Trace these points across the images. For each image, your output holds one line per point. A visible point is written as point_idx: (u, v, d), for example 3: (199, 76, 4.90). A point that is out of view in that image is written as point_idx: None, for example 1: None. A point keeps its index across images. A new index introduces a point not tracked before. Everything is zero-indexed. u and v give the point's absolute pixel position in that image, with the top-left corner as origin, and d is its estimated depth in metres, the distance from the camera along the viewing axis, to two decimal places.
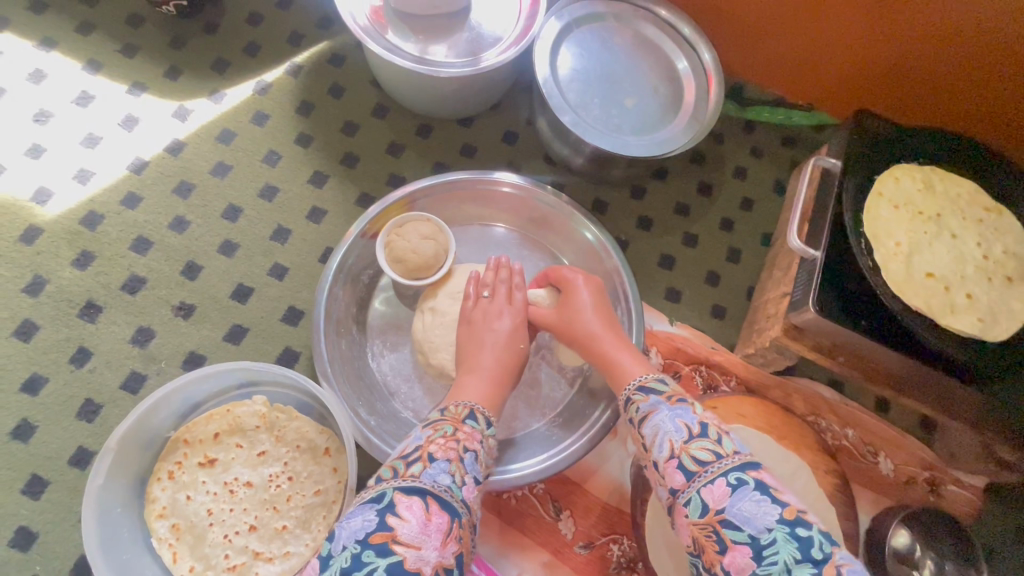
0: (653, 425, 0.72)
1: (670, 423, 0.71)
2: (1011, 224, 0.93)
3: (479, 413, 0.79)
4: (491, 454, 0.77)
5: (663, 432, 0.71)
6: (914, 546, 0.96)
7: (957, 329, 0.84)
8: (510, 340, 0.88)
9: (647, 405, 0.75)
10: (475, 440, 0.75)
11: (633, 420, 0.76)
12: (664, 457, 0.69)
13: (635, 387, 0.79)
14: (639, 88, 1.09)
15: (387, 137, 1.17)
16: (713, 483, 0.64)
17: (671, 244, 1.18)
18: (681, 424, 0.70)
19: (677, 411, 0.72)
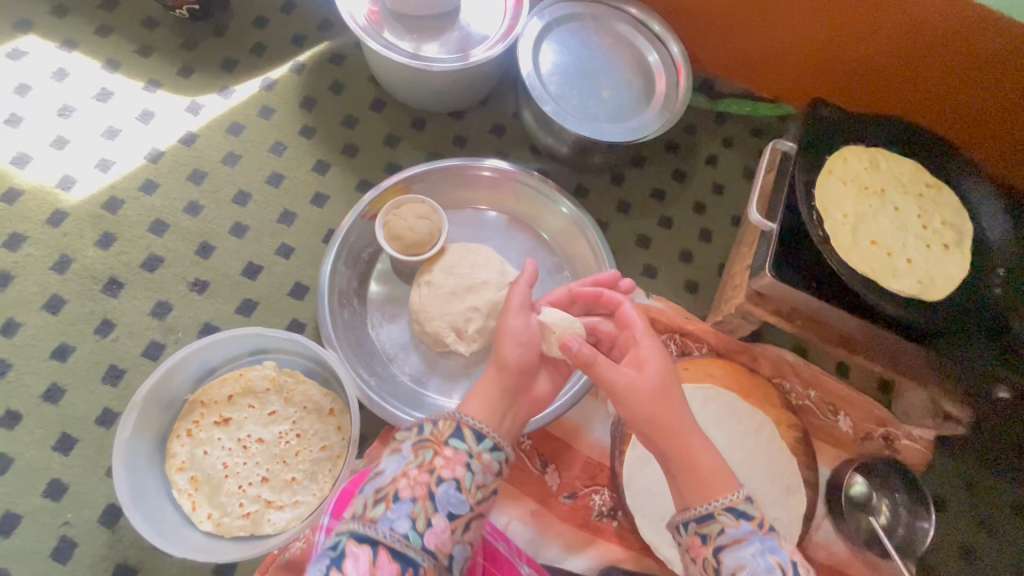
0: (739, 559, 0.66)
1: (762, 561, 0.65)
2: (948, 198, 1.04)
3: (467, 429, 0.75)
4: (487, 471, 0.73)
5: (752, 568, 0.65)
6: (869, 494, 1.06)
7: (898, 290, 0.93)
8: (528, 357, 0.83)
9: (737, 533, 0.67)
10: (457, 465, 0.72)
11: (715, 543, 0.68)
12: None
13: (722, 506, 0.69)
14: (615, 80, 1.19)
15: (385, 129, 1.26)
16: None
17: (648, 225, 1.28)
18: (775, 565, 0.65)
19: (770, 546, 0.66)
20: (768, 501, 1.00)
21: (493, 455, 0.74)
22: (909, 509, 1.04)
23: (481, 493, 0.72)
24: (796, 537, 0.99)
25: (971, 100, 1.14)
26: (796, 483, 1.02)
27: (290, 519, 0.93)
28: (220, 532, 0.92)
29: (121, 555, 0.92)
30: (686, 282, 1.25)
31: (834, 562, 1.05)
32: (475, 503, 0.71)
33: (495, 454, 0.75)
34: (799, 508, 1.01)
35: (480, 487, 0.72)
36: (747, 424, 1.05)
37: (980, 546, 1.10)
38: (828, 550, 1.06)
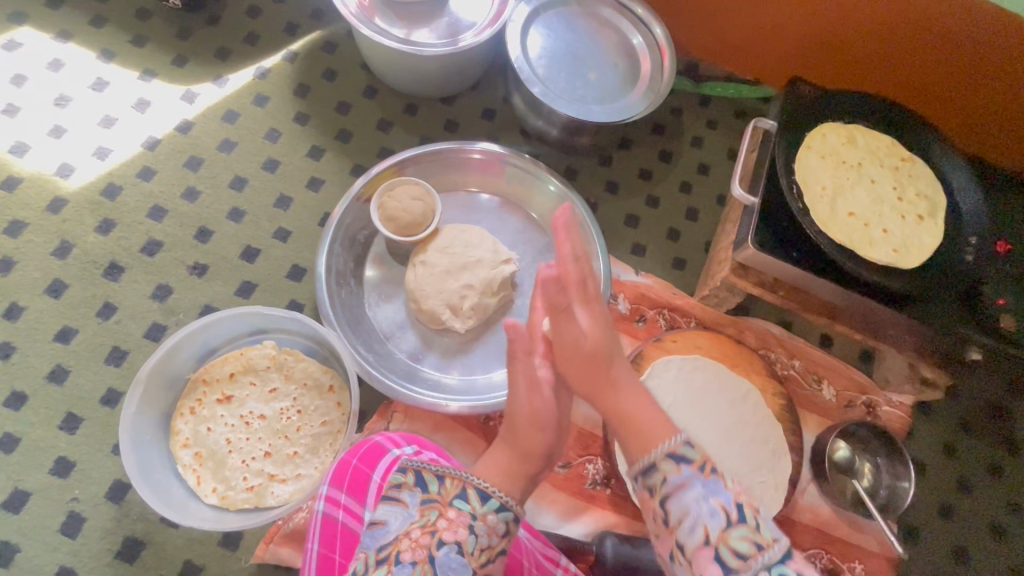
0: (682, 505, 0.58)
1: (704, 507, 0.57)
2: (923, 171, 1.08)
3: (471, 490, 0.70)
4: (493, 533, 0.68)
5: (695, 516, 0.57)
6: (853, 459, 1.10)
7: (874, 258, 0.98)
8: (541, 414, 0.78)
9: (679, 480, 0.59)
10: (459, 527, 0.67)
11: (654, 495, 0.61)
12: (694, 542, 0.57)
13: None
14: (601, 64, 1.22)
15: (377, 115, 1.29)
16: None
17: (636, 205, 1.32)
18: (718, 507, 0.57)
19: (713, 489, 0.58)
20: (754, 465, 1.04)
21: (499, 515, 0.69)
22: (889, 471, 1.08)
23: (485, 556, 0.67)
24: (781, 499, 1.03)
25: (947, 76, 1.18)
26: (781, 447, 1.06)
27: (293, 492, 0.96)
28: (225, 505, 0.95)
29: (129, 529, 0.94)
30: (673, 259, 1.29)
31: (819, 524, 1.09)
32: (479, 567, 0.66)
33: (502, 515, 0.70)
34: (784, 472, 1.05)
35: (485, 550, 0.67)
36: (733, 393, 1.09)
37: (956, 505, 1.15)
38: (813, 512, 1.10)
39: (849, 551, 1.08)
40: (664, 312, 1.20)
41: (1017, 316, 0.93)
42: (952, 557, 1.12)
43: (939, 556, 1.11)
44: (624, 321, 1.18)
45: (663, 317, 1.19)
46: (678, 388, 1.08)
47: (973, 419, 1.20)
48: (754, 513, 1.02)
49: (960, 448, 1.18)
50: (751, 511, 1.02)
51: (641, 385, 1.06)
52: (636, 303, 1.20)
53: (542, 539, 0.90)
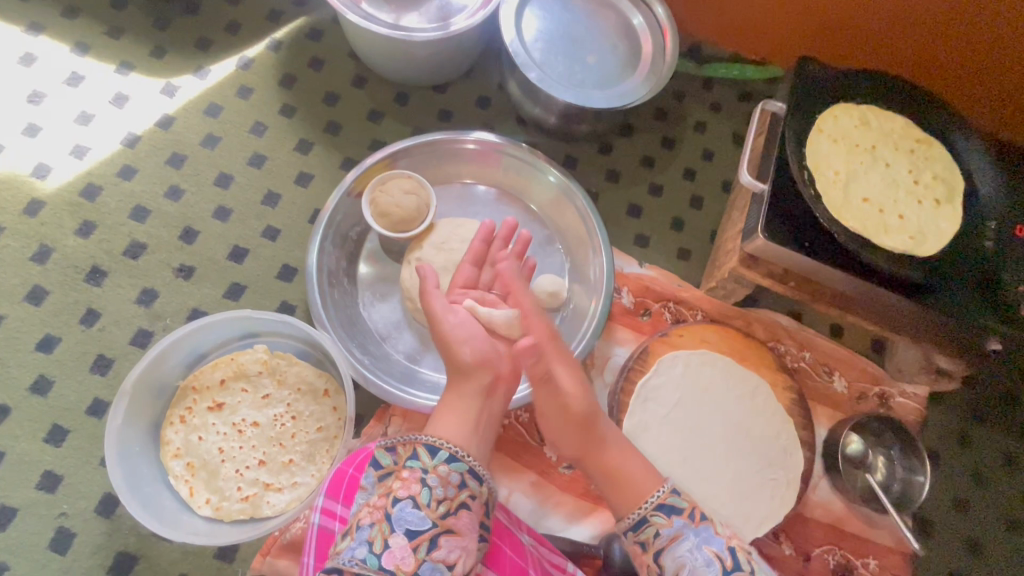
0: (677, 559, 0.66)
1: (697, 556, 0.65)
2: (940, 153, 1.03)
3: (421, 448, 0.69)
4: (449, 484, 0.67)
5: (690, 565, 0.65)
6: (865, 452, 1.08)
7: (888, 246, 0.93)
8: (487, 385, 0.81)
9: (671, 531, 0.68)
10: (412, 483, 0.66)
11: (648, 546, 0.69)
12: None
13: (654, 506, 0.71)
14: (599, 46, 1.16)
15: (367, 105, 1.23)
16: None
17: (638, 194, 1.27)
18: (712, 556, 0.64)
19: (705, 536, 0.66)
20: (765, 463, 1.01)
21: (452, 466, 0.69)
22: (905, 465, 1.04)
23: (445, 508, 0.65)
24: (793, 497, 1.00)
25: (959, 51, 1.13)
26: (792, 443, 1.03)
27: (289, 501, 0.93)
28: (219, 517, 0.91)
29: (120, 544, 0.92)
30: (678, 250, 1.24)
31: (832, 520, 1.06)
32: (438, 519, 0.64)
33: (455, 466, 0.69)
34: (796, 468, 1.01)
35: (442, 501, 0.65)
36: (743, 387, 1.05)
37: (972, 497, 1.12)
38: (826, 508, 1.07)
39: (863, 548, 1.05)
40: (670, 306, 1.16)
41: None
42: (966, 551, 1.09)
43: (954, 550, 1.09)
44: (628, 315, 1.14)
45: (668, 311, 1.16)
46: (684, 386, 1.04)
47: (987, 409, 1.17)
48: (766, 511, 0.99)
49: (974, 438, 1.15)
50: (763, 509, 0.99)
51: (646, 383, 1.02)
52: (641, 296, 1.16)
53: (549, 545, 0.86)
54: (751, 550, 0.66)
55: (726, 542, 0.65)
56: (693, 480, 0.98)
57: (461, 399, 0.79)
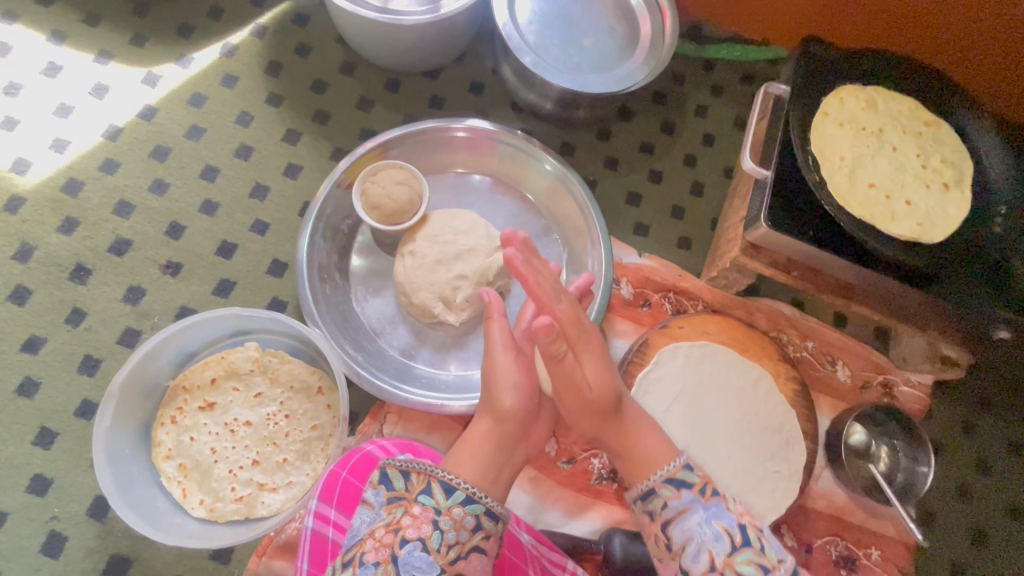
0: (685, 531, 0.67)
1: (707, 529, 0.66)
2: (948, 137, 1.00)
3: (436, 484, 0.67)
4: (461, 528, 0.64)
5: (698, 540, 0.66)
6: (868, 442, 1.07)
7: (897, 234, 0.90)
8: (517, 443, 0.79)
9: (680, 504, 0.69)
10: (424, 523, 0.63)
11: (657, 516, 0.70)
12: (701, 568, 0.64)
13: (662, 480, 0.72)
14: (596, 27, 1.10)
15: (357, 93, 1.20)
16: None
17: (637, 181, 1.24)
18: (721, 531, 0.65)
19: (715, 512, 0.67)
20: (767, 454, 1.00)
21: (467, 508, 0.66)
22: (909, 455, 1.04)
23: (455, 552, 0.63)
24: (795, 489, 0.99)
25: (967, 33, 1.10)
26: (794, 435, 1.01)
27: (284, 501, 0.91)
28: (214, 518, 0.90)
29: (114, 546, 0.90)
30: (679, 238, 1.21)
31: (834, 511, 1.05)
32: (447, 564, 0.61)
33: (470, 508, 0.66)
34: (798, 460, 1.00)
35: (453, 545, 0.63)
36: (746, 379, 1.03)
37: (976, 486, 1.11)
38: (828, 499, 1.06)
39: (866, 538, 1.04)
40: (670, 296, 1.14)
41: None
42: (968, 539, 1.08)
43: (957, 539, 1.08)
44: (627, 306, 1.12)
45: (668, 301, 1.13)
46: (685, 379, 1.02)
47: (992, 396, 1.15)
48: (768, 503, 0.97)
49: (978, 426, 1.14)
50: (765, 502, 0.97)
51: (646, 376, 1.01)
52: (640, 287, 1.13)
53: (549, 542, 0.84)
54: (765, 531, 0.66)
55: (736, 518, 0.66)
56: None
57: (482, 443, 0.76)
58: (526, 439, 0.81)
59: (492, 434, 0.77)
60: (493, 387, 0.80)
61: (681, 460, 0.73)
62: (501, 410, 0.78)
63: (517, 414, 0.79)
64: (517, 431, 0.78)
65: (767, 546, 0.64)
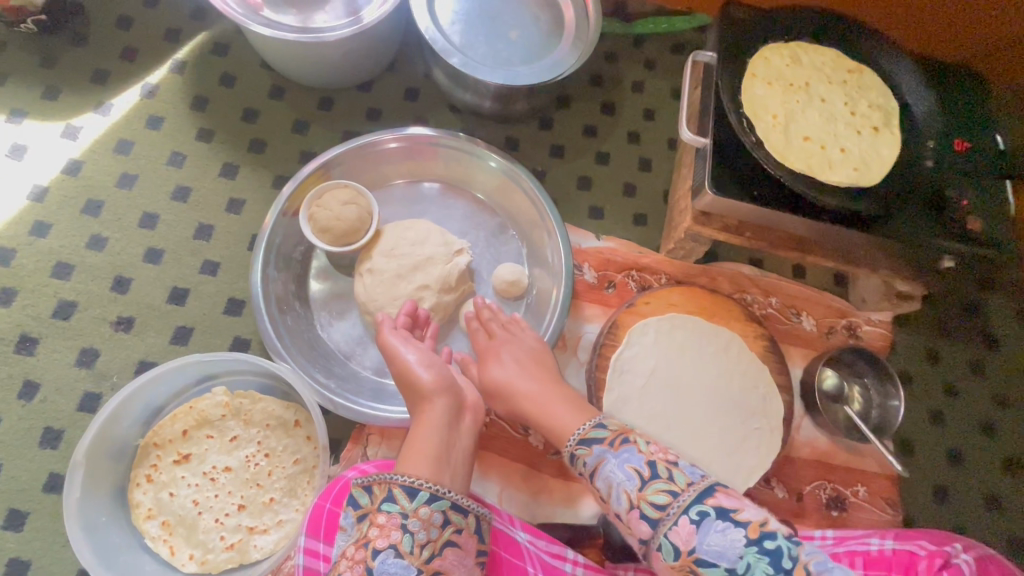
0: (605, 479, 0.70)
1: (620, 472, 0.69)
2: (872, 81, 1.03)
3: (397, 489, 0.67)
4: (431, 526, 0.65)
5: (616, 484, 0.69)
6: (841, 385, 1.10)
7: (835, 182, 0.93)
8: (456, 416, 0.79)
9: (594, 459, 0.72)
10: (392, 529, 0.64)
11: (585, 475, 0.74)
12: (624, 508, 0.67)
13: (576, 442, 0.76)
14: (520, 18, 1.10)
15: (291, 116, 1.18)
16: (679, 524, 0.62)
17: (585, 165, 1.25)
18: (632, 471, 0.68)
19: (624, 457, 0.70)
20: (747, 414, 1.02)
21: (433, 506, 0.66)
22: (879, 391, 1.07)
23: (429, 551, 0.63)
24: (779, 441, 1.01)
25: None
26: (769, 392, 1.04)
27: (277, 541, 0.90)
28: (206, 571, 0.88)
29: None
30: (634, 215, 1.22)
31: (819, 456, 1.09)
32: (423, 564, 0.62)
33: (436, 505, 0.66)
34: (778, 413, 1.03)
35: (425, 545, 0.63)
36: (716, 344, 1.05)
37: (946, 410, 1.16)
38: (811, 446, 1.09)
39: (851, 477, 1.08)
40: (632, 274, 1.14)
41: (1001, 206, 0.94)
42: (946, 461, 1.13)
43: (936, 463, 1.13)
44: (594, 290, 1.13)
45: (632, 280, 1.14)
46: (658, 353, 1.03)
47: (951, 322, 1.21)
48: (755, 461, 1.00)
49: (942, 352, 1.19)
50: (751, 460, 1.00)
51: (619, 357, 1.02)
52: (603, 270, 1.14)
53: (546, 535, 0.85)
54: (676, 460, 0.68)
55: (644, 457, 0.69)
56: (681, 445, 0.98)
57: (426, 430, 0.75)
58: (463, 407, 0.81)
59: (429, 417, 0.77)
60: (406, 377, 0.82)
61: (591, 421, 0.77)
62: (427, 392, 0.79)
63: (443, 390, 0.79)
64: (449, 403, 0.79)
65: (674, 474, 0.66)
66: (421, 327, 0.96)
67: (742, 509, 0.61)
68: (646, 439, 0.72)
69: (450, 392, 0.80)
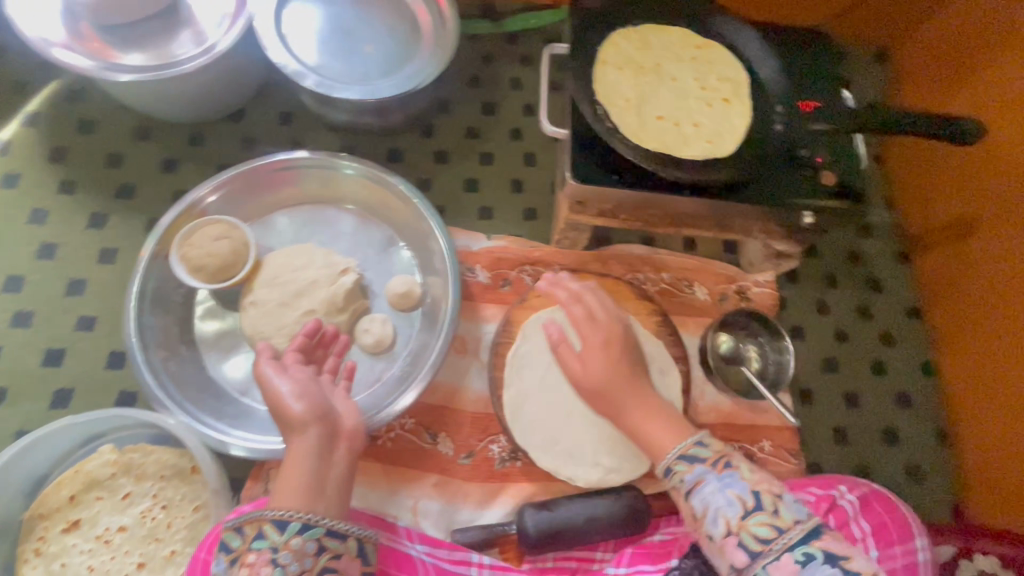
0: (703, 499, 0.73)
1: (720, 497, 0.73)
2: (720, 55, 1.07)
3: (267, 525, 0.71)
4: (304, 556, 0.70)
5: (715, 508, 0.72)
6: (737, 347, 1.14)
7: (690, 156, 0.97)
8: (330, 442, 0.80)
9: (693, 477, 0.76)
10: (264, 566, 0.69)
11: (679, 491, 0.77)
12: (720, 533, 0.71)
13: (674, 458, 0.79)
14: (374, 32, 1.10)
15: (159, 156, 1.15)
16: (783, 559, 0.67)
17: (471, 167, 1.25)
18: (734, 498, 0.72)
19: (726, 481, 0.74)
20: (646, 389, 1.05)
21: (306, 535, 0.71)
22: (773, 347, 1.13)
23: None
24: (679, 411, 1.04)
25: None
26: (665, 365, 1.07)
27: None
28: None
29: None
30: (524, 210, 1.24)
31: (725, 419, 1.12)
32: None
33: (308, 534, 0.71)
34: (675, 385, 1.06)
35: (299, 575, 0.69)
36: None
37: (839, 356, 1.21)
38: (718, 410, 1.12)
39: (757, 434, 1.12)
40: (527, 269, 1.16)
41: (838, 170, 0.98)
42: (844, 404, 1.19)
43: (836, 407, 1.18)
44: (490, 290, 1.14)
45: (527, 274, 1.15)
46: (553, 344, 1.05)
47: (838, 271, 1.27)
48: None
49: (831, 301, 1.25)
50: None
51: (516, 353, 1.04)
52: (496, 268, 1.15)
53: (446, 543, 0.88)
54: (782, 494, 0.72)
55: (749, 487, 0.73)
56: (583, 429, 1.01)
57: (298, 462, 0.77)
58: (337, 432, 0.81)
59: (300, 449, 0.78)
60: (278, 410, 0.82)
61: (691, 437, 0.81)
62: (299, 424, 0.80)
63: (314, 419, 0.80)
64: (322, 432, 0.80)
65: (781, 508, 0.71)
66: (324, 344, 0.95)
67: (850, 559, 0.67)
68: (746, 466, 0.76)
69: (322, 420, 0.81)
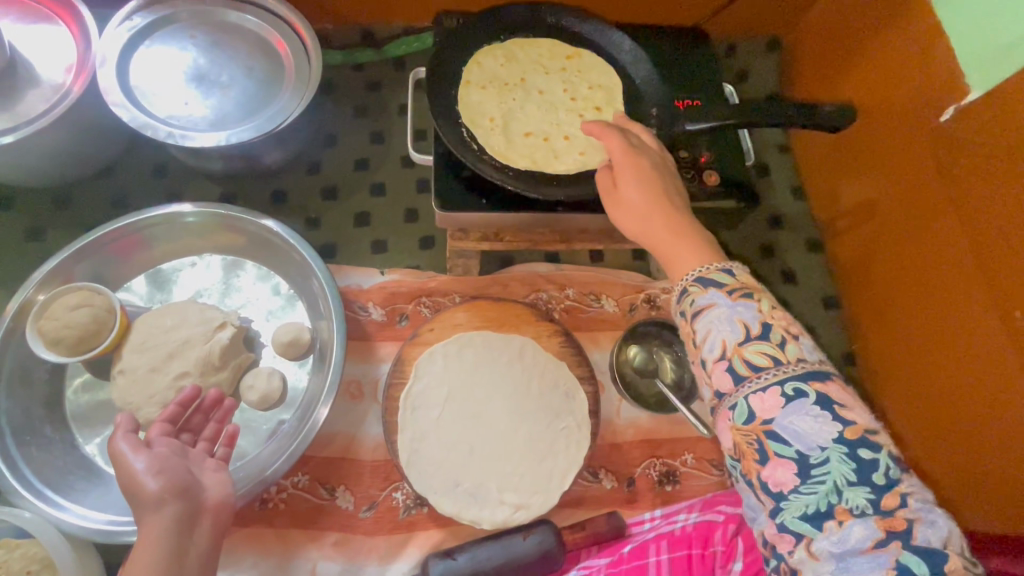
0: (707, 324, 0.64)
1: (726, 324, 0.63)
2: (591, 63, 1.03)
3: None
4: None
5: (716, 331, 0.63)
6: (649, 357, 1.09)
7: (561, 168, 0.93)
8: (191, 522, 0.74)
9: (705, 302, 0.65)
10: None
11: (685, 313, 0.67)
12: (713, 357, 0.63)
13: (692, 279, 0.68)
14: (234, 75, 1.05)
15: (24, 225, 1.10)
16: (767, 392, 0.59)
17: (361, 201, 1.21)
18: (740, 324, 0.62)
19: (740, 308, 0.63)
20: (552, 415, 0.99)
21: None
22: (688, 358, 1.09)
23: None
24: (588, 437, 0.99)
25: None
26: (569, 387, 1.02)
27: None
28: None
29: None
30: (420, 239, 1.19)
31: (643, 436, 1.07)
32: None
33: None
34: (582, 408, 1.01)
35: None
36: (509, 353, 1.03)
37: None
38: (634, 427, 1.08)
39: (678, 447, 1.07)
40: (424, 301, 1.10)
41: (720, 169, 0.98)
42: None
43: None
44: (386, 327, 1.08)
45: (424, 306, 1.10)
46: (450, 379, 1.00)
47: (752, 267, 1.24)
48: (566, 462, 0.97)
49: None
50: (563, 462, 0.97)
51: (410, 392, 0.98)
52: (391, 304, 1.10)
53: None
54: (798, 333, 0.62)
55: (763, 317, 0.62)
56: (486, 466, 0.96)
57: (150, 547, 0.69)
58: (202, 508, 0.76)
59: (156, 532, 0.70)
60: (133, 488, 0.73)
61: (716, 263, 0.69)
62: (157, 502, 0.72)
63: (175, 496, 0.73)
64: (183, 510, 0.73)
65: (789, 344, 0.61)
66: (198, 412, 0.88)
67: (850, 409, 0.57)
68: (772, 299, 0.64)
69: (184, 497, 0.74)
